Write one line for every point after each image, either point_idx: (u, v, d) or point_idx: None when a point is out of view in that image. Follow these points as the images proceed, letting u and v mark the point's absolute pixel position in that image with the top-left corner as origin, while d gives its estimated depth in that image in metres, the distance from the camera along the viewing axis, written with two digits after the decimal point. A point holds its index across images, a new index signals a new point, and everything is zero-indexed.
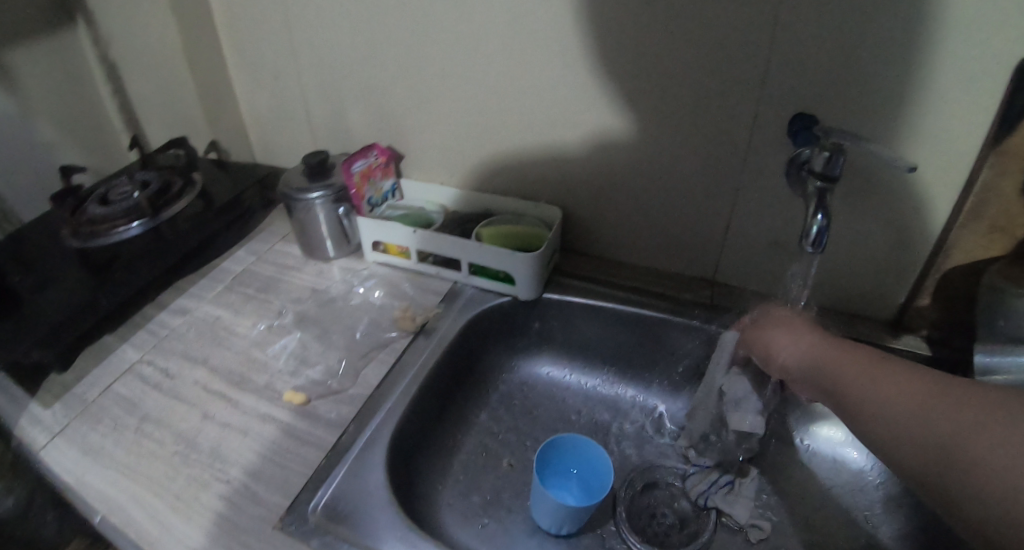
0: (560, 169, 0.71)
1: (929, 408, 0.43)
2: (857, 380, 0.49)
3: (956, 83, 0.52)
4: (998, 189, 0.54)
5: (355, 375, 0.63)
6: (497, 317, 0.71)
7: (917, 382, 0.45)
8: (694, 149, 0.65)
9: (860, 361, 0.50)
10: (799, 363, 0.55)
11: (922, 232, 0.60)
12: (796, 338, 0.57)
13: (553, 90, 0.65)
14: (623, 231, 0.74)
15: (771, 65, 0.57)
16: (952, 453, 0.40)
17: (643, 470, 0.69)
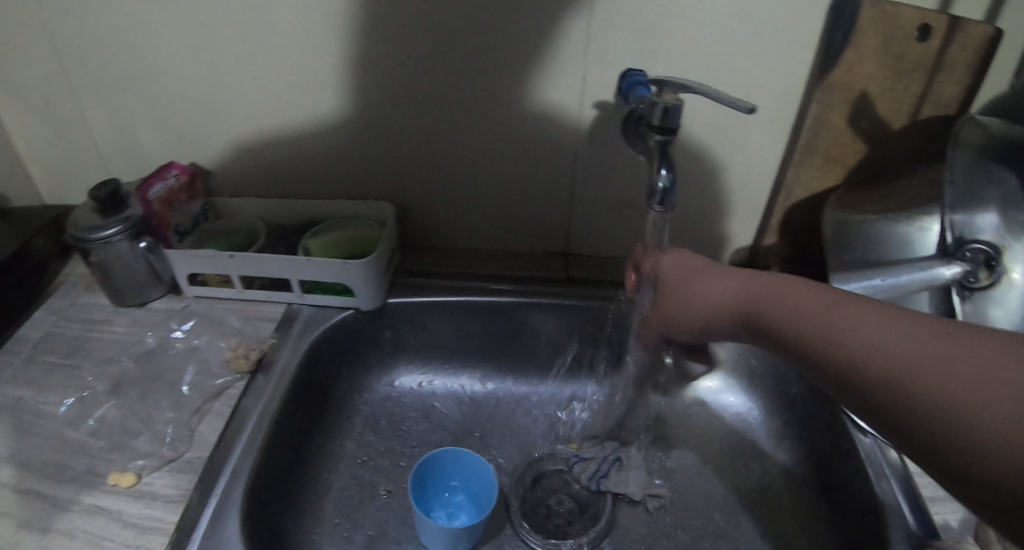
0: (385, 158, 0.62)
1: (909, 343, 0.34)
2: (800, 327, 0.40)
3: (757, 21, 0.54)
4: (827, 121, 0.60)
5: (190, 435, 0.55)
6: (343, 334, 0.63)
7: (880, 316, 0.36)
8: (535, 113, 0.58)
9: (803, 298, 0.41)
10: (725, 300, 0.46)
11: (750, 171, 0.63)
12: (719, 275, 0.48)
13: (366, 70, 0.57)
14: (460, 213, 0.65)
15: (592, 21, 0.53)
16: (932, 397, 0.31)
17: (531, 463, 0.62)
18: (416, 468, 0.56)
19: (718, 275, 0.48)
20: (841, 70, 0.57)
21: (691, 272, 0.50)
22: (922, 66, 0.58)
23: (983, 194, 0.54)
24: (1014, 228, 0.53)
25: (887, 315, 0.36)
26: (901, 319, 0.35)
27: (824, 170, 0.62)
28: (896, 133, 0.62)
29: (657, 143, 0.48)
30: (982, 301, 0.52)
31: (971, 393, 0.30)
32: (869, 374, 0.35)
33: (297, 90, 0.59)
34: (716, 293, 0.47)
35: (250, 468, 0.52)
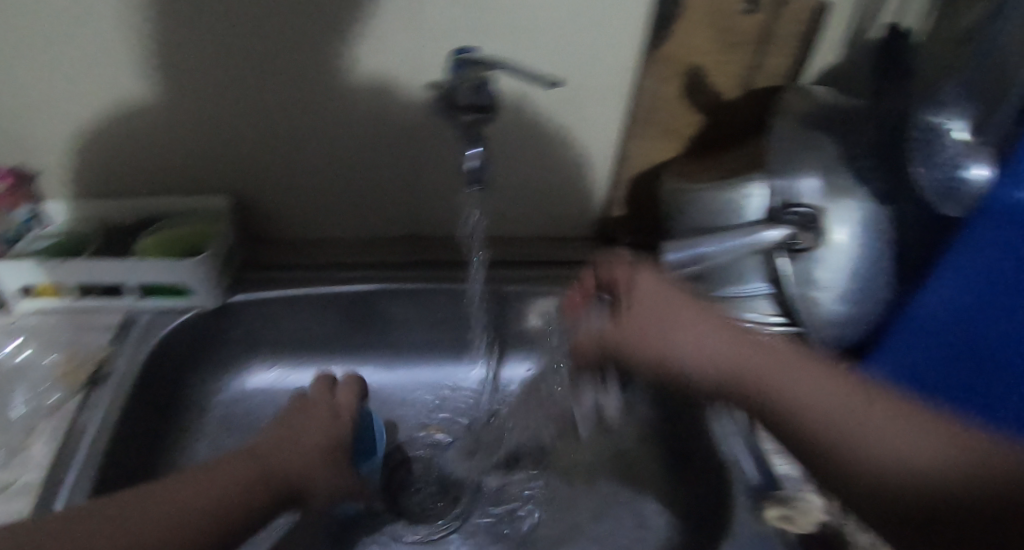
0: (223, 151, 0.60)
1: (768, 371, 0.39)
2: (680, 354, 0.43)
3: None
4: (662, 94, 0.61)
5: (14, 461, 0.50)
6: (190, 334, 0.61)
7: (782, 362, 0.39)
8: (375, 99, 0.58)
9: (700, 332, 0.43)
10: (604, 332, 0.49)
11: (595, 147, 0.64)
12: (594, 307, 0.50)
13: (193, 57, 0.54)
14: (309, 204, 0.64)
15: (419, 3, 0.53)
16: (841, 433, 0.35)
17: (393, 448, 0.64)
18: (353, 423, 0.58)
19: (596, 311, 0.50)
20: (672, 45, 0.59)
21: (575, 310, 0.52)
22: (749, 38, 0.60)
23: (801, 158, 0.55)
24: (832, 191, 0.55)
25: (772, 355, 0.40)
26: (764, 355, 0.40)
27: (663, 143, 0.64)
28: (729, 104, 0.64)
29: (469, 122, 0.48)
30: (806, 264, 0.55)
31: (894, 451, 0.33)
32: (774, 413, 0.38)
33: (122, 78, 0.55)
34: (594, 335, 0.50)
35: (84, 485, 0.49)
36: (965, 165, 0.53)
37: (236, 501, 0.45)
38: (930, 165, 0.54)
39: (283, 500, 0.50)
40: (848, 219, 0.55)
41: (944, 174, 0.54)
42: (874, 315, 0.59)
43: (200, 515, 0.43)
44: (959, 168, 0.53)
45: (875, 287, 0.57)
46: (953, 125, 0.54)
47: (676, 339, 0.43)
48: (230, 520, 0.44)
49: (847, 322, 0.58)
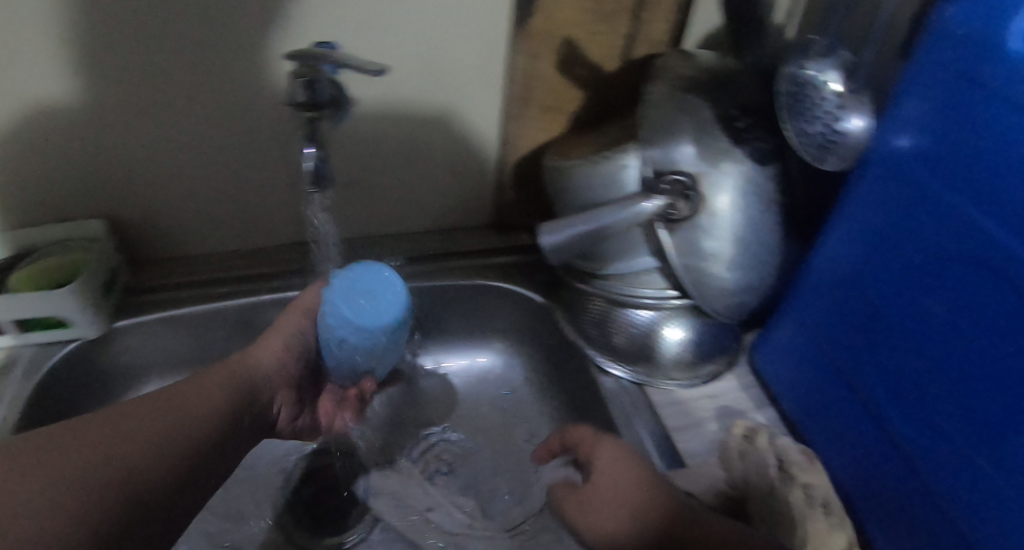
0: (95, 178, 0.57)
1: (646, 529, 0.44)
2: (613, 495, 0.45)
3: None
4: (537, 71, 0.59)
5: None
6: (75, 368, 0.59)
7: (636, 502, 0.45)
8: (245, 108, 0.56)
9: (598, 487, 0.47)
10: (608, 522, 0.45)
11: (476, 131, 0.62)
12: (605, 451, 0.48)
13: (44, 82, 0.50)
14: (182, 219, 0.61)
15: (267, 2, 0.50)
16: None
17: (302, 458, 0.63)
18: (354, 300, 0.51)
19: (607, 453, 0.47)
20: (539, 18, 0.56)
21: (581, 437, 0.50)
22: (622, 7, 0.58)
23: (676, 123, 0.54)
24: (709, 155, 0.53)
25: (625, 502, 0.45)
26: (619, 484, 0.46)
27: (546, 122, 0.62)
28: (609, 76, 0.62)
29: (307, 120, 0.47)
30: (691, 232, 0.53)
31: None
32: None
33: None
34: (600, 491, 0.46)
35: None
36: (840, 118, 0.50)
37: (219, 404, 0.46)
38: (802, 121, 0.52)
39: (240, 414, 0.48)
40: (729, 184, 0.53)
41: (818, 130, 0.51)
42: (771, 281, 0.57)
43: (198, 423, 0.44)
44: (832, 123, 0.51)
45: (767, 251, 0.55)
46: (831, 77, 0.51)
47: (596, 515, 0.46)
48: (218, 416, 0.46)
49: (745, 290, 0.56)
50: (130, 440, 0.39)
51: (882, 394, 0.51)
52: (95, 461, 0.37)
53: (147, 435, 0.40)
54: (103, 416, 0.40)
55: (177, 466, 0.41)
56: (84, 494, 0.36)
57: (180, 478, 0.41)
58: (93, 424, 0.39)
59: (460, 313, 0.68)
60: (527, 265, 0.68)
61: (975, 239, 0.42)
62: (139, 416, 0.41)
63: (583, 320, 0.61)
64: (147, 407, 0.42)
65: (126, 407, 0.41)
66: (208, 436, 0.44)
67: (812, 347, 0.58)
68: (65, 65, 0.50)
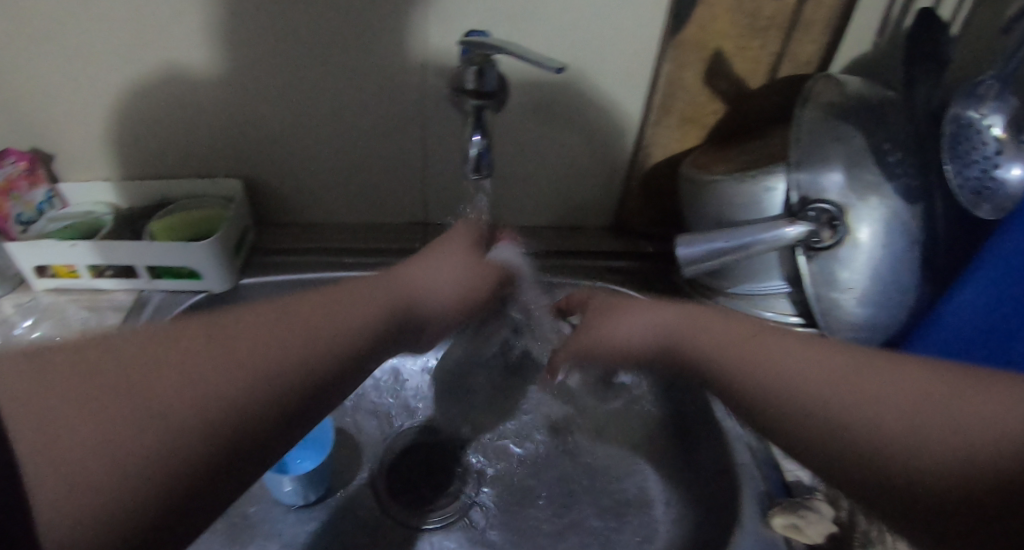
0: (243, 135, 0.60)
1: (913, 414, 0.32)
2: (721, 338, 0.41)
3: None
4: (681, 80, 0.59)
5: None
6: (198, 317, 0.62)
7: (873, 388, 0.34)
8: (393, 85, 0.57)
9: (760, 351, 0.39)
10: (643, 331, 0.46)
11: (610, 134, 0.63)
12: (638, 311, 0.47)
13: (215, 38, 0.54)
14: (316, 185, 0.65)
15: None
16: (898, 438, 0.32)
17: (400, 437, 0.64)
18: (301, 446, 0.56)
19: (642, 308, 0.47)
20: (693, 27, 0.56)
21: (598, 322, 0.50)
22: (777, 23, 0.57)
23: (827, 151, 0.52)
24: (858, 187, 0.52)
25: (860, 385, 0.34)
26: (851, 358, 0.36)
27: (682, 131, 0.62)
28: (753, 91, 0.61)
29: (472, 107, 0.47)
30: (828, 262, 0.52)
31: (940, 450, 0.31)
32: (843, 433, 0.33)
33: (141, 45, 0.54)
34: (632, 334, 0.47)
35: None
36: (999, 165, 0.49)
37: (361, 326, 0.39)
38: (961, 163, 0.49)
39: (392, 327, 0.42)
40: (874, 218, 0.51)
41: (976, 174, 0.49)
42: (902, 320, 0.55)
43: (313, 336, 0.36)
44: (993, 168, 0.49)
45: (901, 292, 0.53)
46: (993, 121, 0.50)
47: (808, 383, 0.36)
48: (359, 342, 0.39)
49: (871, 328, 0.54)
50: (241, 379, 0.32)
51: None
52: (208, 405, 0.30)
53: (252, 373, 0.32)
54: (208, 326, 0.33)
55: (295, 403, 0.34)
56: (202, 433, 0.30)
57: (285, 430, 0.34)
58: (170, 337, 0.31)
59: None
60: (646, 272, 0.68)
61: None
62: (258, 341, 0.34)
63: None
64: (246, 326, 0.34)
65: (220, 326, 0.33)
66: (328, 370, 0.36)
67: None
68: (238, 25, 0.53)
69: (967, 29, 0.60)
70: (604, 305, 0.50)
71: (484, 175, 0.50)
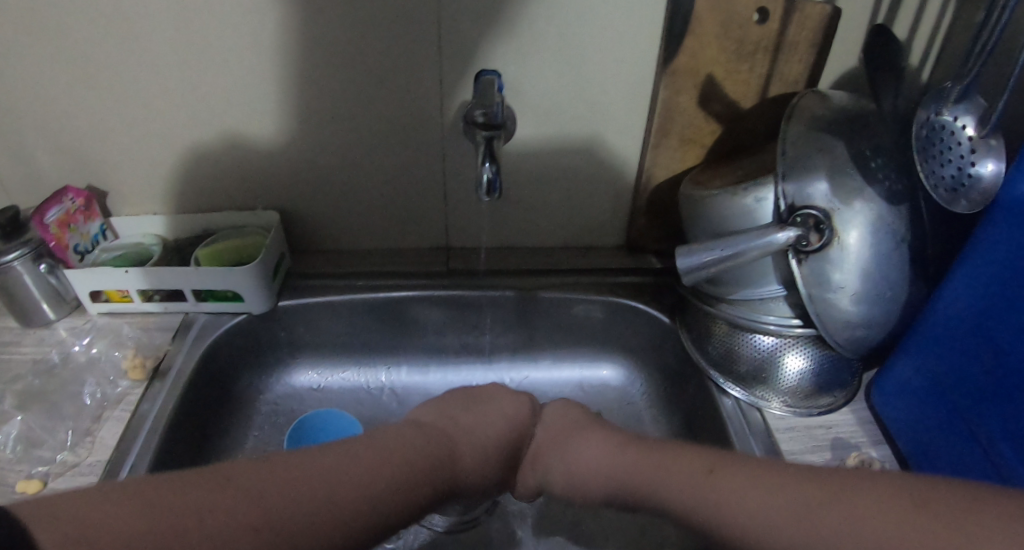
0: (278, 169, 0.66)
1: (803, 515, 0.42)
2: (672, 479, 0.50)
3: (601, 14, 0.59)
4: (678, 104, 0.64)
5: (90, 440, 0.56)
6: (238, 337, 0.67)
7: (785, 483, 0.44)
8: (417, 119, 0.63)
9: (708, 489, 0.47)
10: (593, 463, 0.57)
11: (614, 158, 0.68)
12: (582, 442, 0.59)
13: (257, 85, 0.60)
14: (347, 214, 0.70)
15: (452, 28, 0.58)
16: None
17: None
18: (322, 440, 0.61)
19: (582, 445, 0.59)
20: (685, 56, 0.61)
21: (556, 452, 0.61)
22: (763, 47, 0.62)
23: (813, 162, 0.56)
24: (845, 193, 0.55)
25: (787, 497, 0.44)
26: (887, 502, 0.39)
27: (681, 150, 0.67)
28: (746, 111, 0.66)
29: (483, 137, 0.54)
30: (819, 263, 0.55)
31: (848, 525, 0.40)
32: None
33: (193, 96, 0.61)
34: (590, 469, 0.57)
35: (148, 464, 0.55)
36: (973, 163, 0.50)
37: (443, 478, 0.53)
38: (934, 163, 0.51)
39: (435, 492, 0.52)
40: (861, 222, 0.55)
41: (951, 172, 0.51)
42: (896, 317, 0.58)
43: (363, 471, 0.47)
44: (965, 167, 0.50)
45: (893, 289, 0.56)
46: (964, 122, 0.50)
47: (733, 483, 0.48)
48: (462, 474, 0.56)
49: (866, 324, 0.57)
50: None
51: (1000, 431, 0.51)
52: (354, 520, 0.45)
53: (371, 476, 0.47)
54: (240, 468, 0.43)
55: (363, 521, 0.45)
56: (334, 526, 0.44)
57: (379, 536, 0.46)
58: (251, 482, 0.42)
59: (584, 328, 0.73)
60: (652, 286, 0.73)
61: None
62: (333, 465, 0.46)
63: (707, 344, 0.66)
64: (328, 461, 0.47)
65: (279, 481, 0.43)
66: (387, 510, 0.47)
67: (934, 387, 0.57)
68: (279, 73, 0.60)
69: (944, 50, 0.64)
70: (555, 430, 0.63)
71: (495, 199, 0.54)
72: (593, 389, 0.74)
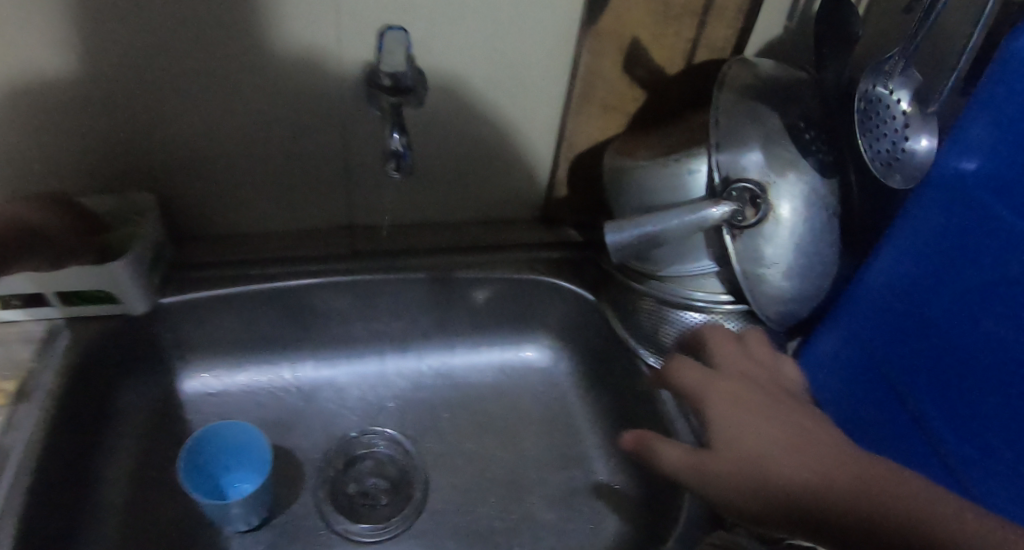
0: (144, 148, 0.56)
1: (806, 431, 0.42)
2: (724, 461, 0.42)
3: None
4: (601, 68, 0.59)
5: None
6: (114, 343, 0.58)
7: (787, 414, 0.44)
8: (310, 89, 0.55)
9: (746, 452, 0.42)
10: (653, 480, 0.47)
11: (534, 126, 0.63)
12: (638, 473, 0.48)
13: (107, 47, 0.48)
14: (233, 195, 0.62)
15: None
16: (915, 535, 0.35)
17: (345, 445, 0.62)
18: (217, 454, 0.56)
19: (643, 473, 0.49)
20: (610, 16, 0.56)
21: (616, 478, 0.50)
22: (690, 10, 0.57)
23: (746, 131, 0.53)
24: (777, 164, 0.52)
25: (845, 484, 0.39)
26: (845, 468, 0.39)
27: (603, 118, 0.63)
28: (670, 79, 0.62)
29: (389, 105, 0.46)
30: (752, 239, 0.53)
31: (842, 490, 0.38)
32: None
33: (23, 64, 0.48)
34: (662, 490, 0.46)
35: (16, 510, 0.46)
36: (907, 137, 0.48)
37: None
38: (871, 138, 0.49)
39: None
40: (794, 194, 0.52)
41: (886, 147, 0.49)
42: (826, 291, 0.56)
43: None
44: (901, 141, 0.49)
45: (824, 264, 0.54)
46: (900, 96, 0.49)
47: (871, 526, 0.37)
48: None
49: (797, 299, 0.56)
50: None
51: (929, 405, 0.52)
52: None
53: None
54: None
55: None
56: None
57: None
58: None
59: (508, 310, 0.68)
60: (573, 260, 0.68)
61: (959, 364, 0.49)
62: None
63: (632, 320, 0.63)
64: None
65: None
66: None
67: (863, 356, 0.57)
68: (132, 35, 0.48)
69: None
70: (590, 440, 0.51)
71: (406, 172, 0.48)
72: (514, 370, 0.70)
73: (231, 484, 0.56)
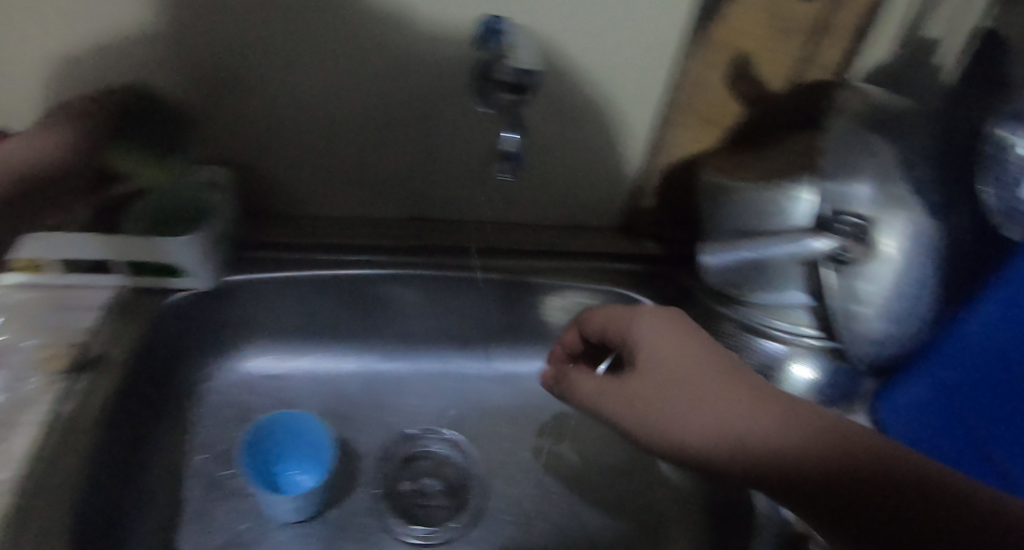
0: (226, 120, 0.54)
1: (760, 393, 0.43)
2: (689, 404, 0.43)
3: None
4: (705, 79, 0.56)
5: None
6: (177, 319, 0.57)
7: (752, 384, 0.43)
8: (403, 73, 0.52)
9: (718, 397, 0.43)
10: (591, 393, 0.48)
11: (627, 133, 0.60)
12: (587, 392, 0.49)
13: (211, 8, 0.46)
14: (310, 176, 0.60)
15: None
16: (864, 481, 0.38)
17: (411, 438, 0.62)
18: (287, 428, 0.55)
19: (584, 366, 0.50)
20: (722, 26, 0.53)
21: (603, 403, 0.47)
22: (806, 26, 0.54)
23: (859, 162, 0.51)
24: (887, 199, 0.50)
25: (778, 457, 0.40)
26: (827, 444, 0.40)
27: (697, 131, 0.60)
28: (770, 96, 0.59)
29: (507, 100, 0.44)
30: (852, 275, 0.51)
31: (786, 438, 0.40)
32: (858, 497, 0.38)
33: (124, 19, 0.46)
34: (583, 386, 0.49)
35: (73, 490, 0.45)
36: None
37: None
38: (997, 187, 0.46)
39: None
40: (902, 231, 0.50)
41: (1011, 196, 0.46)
42: (919, 335, 0.54)
43: None
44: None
45: (922, 308, 0.52)
46: None
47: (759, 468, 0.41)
48: None
49: (889, 341, 0.53)
50: None
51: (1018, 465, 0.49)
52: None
53: None
54: None
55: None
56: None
57: None
58: None
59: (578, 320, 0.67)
60: (649, 277, 0.67)
61: None
62: None
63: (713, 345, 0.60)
64: None
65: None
66: None
67: (943, 404, 0.55)
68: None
69: None
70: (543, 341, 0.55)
71: (515, 176, 0.47)
72: None
73: (283, 472, 0.54)
